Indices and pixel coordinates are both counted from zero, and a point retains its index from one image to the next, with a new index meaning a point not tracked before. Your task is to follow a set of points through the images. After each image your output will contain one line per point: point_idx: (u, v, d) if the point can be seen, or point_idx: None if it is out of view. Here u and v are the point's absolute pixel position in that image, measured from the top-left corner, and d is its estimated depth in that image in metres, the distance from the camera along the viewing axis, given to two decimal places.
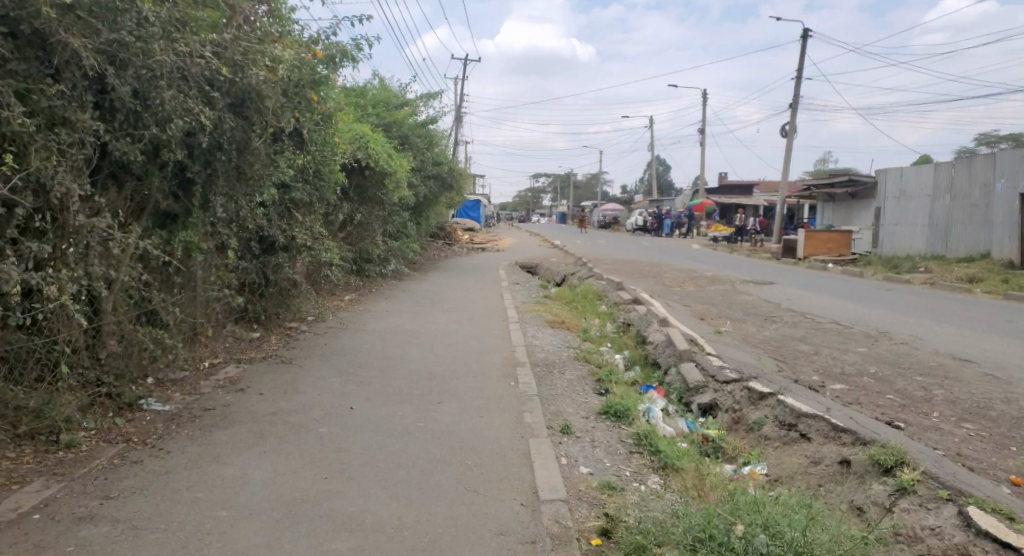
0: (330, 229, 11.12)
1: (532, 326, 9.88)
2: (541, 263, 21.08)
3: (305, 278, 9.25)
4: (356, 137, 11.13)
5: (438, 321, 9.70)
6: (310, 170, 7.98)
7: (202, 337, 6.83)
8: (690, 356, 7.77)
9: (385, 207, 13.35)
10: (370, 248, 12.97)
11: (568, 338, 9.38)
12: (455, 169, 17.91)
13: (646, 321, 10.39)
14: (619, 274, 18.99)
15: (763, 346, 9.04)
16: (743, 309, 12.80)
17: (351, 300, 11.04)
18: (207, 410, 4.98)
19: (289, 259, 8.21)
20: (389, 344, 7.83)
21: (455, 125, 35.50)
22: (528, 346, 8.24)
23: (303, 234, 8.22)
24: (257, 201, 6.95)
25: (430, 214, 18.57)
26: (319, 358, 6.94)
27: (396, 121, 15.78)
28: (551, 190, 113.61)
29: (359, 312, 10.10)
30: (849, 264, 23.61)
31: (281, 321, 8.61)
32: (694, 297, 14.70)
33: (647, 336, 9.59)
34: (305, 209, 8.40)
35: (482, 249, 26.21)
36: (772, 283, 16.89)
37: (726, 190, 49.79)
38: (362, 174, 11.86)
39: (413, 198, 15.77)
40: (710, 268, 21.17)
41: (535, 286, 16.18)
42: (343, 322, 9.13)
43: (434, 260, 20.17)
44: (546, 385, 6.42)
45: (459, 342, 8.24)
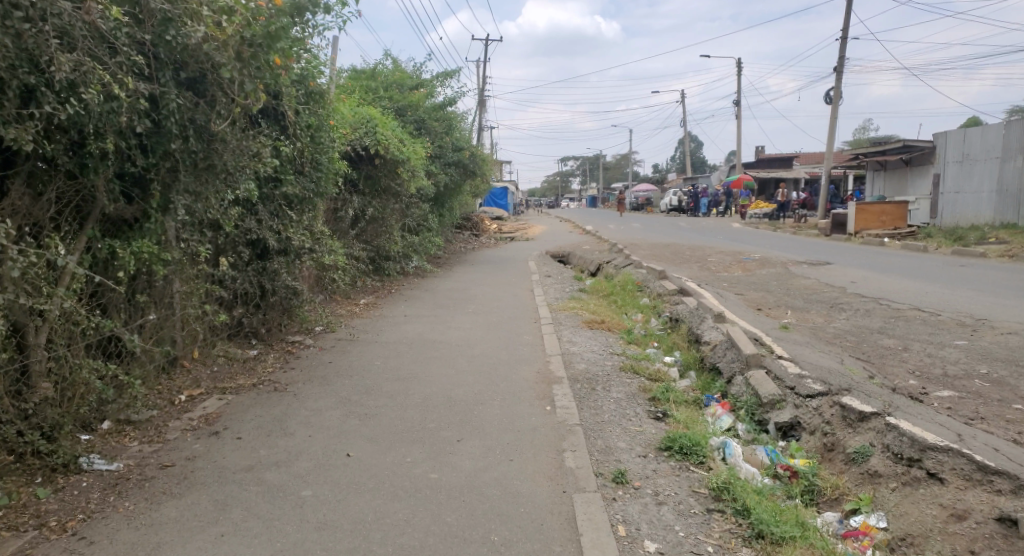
0: (338, 226, 10.16)
1: (568, 328, 8.75)
2: (574, 251, 19.92)
3: (309, 284, 8.26)
4: (357, 124, 10.15)
5: (457, 327, 8.63)
6: (302, 160, 6.95)
7: (185, 363, 5.94)
8: (760, 362, 6.55)
9: (402, 199, 12.31)
10: (388, 245, 11.96)
11: (610, 341, 8.22)
12: (479, 155, 16.80)
13: (698, 318, 9.17)
14: (659, 260, 17.73)
15: (839, 343, 7.77)
16: (804, 296, 11.49)
17: (366, 305, 10.03)
18: (165, 468, 3.91)
19: (289, 266, 7.26)
20: (403, 360, 6.76)
21: (479, 110, 34.33)
22: (565, 355, 7.11)
23: (302, 236, 7.23)
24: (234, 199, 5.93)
25: (454, 204, 17.50)
26: (319, 381, 5.90)
27: (413, 105, 14.69)
28: (581, 174, 111.94)
29: (375, 320, 9.08)
30: (905, 238, 21.98)
31: (284, 338, 7.67)
32: (745, 284, 13.39)
33: (703, 337, 8.37)
34: (304, 207, 7.40)
35: (512, 238, 25.11)
36: (829, 264, 15.45)
37: (765, 164, 47.88)
38: (373, 164, 10.83)
39: (433, 188, 14.75)
40: (754, 249, 19.78)
41: (569, 278, 15.04)
42: (356, 333, 8.10)
43: (461, 253, 19.12)
44: (591, 410, 5.28)
45: (484, 353, 7.14)
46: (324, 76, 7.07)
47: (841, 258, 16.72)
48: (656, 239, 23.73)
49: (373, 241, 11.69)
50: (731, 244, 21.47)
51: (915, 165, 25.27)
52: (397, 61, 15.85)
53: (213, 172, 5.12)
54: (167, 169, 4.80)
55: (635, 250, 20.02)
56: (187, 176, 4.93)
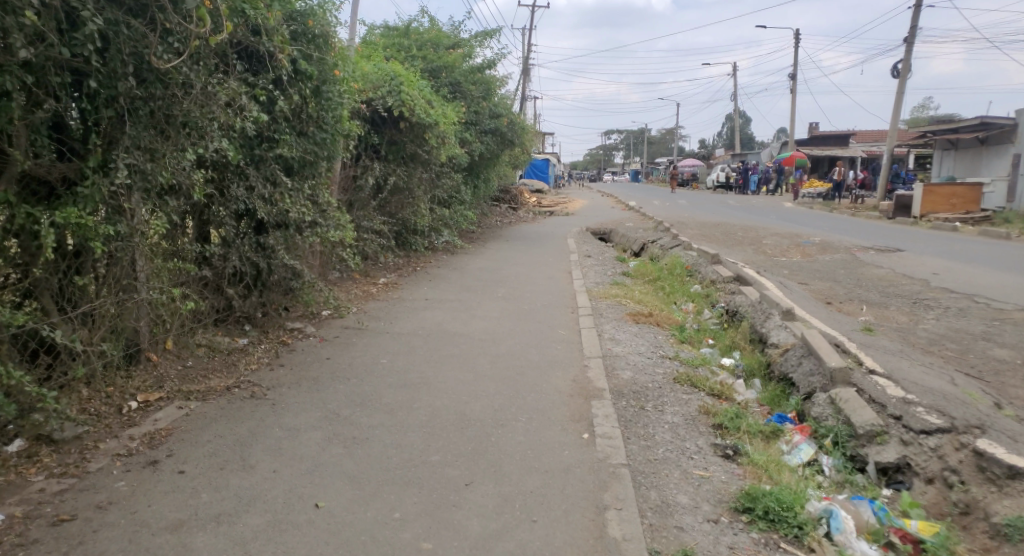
0: (357, 197, 9.25)
1: (611, 321, 7.62)
2: (617, 228, 18.66)
3: (315, 261, 7.22)
4: (378, 83, 9.06)
5: (484, 316, 7.55)
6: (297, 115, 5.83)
7: (152, 358, 4.91)
8: (848, 378, 5.34)
9: (432, 169, 11.21)
10: (413, 218, 10.87)
11: (660, 339, 7.07)
12: (519, 122, 15.58)
13: (762, 314, 7.95)
14: (709, 241, 16.37)
15: (937, 352, 6.53)
16: (880, 289, 10.16)
17: (386, 285, 9.01)
18: (61, 524, 2.89)
19: (289, 242, 6.18)
20: (415, 357, 5.70)
21: (522, 77, 32.80)
22: (607, 359, 6.00)
23: (306, 206, 6.14)
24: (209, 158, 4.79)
25: (491, 175, 16.34)
26: (309, 386, 4.83)
27: (449, 67, 13.52)
28: (624, 147, 109.49)
29: (392, 303, 8.05)
30: (980, 224, 20.22)
31: (281, 324, 6.59)
32: (809, 271, 12.04)
33: (769, 341, 7.17)
34: (309, 173, 6.30)
35: (551, 212, 23.85)
36: (902, 251, 13.97)
37: (819, 141, 45.60)
38: (398, 128, 9.71)
39: (467, 157, 13.62)
40: (811, 231, 18.30)
41: (612, 259, 13.84)
42: (366, 320, 7.05)
43: (496, 228, 18.00)
44: (641, 444, 4.16)
45: (512, 352, 6.04)
46: (330, 17, 5.91)
47: (913, 244, 15.16)
48: (705, 217, 22.24)
49: (396, 213, 10.63)
50: (786, 225, 19.95)
51: (991, 143, 23.29)
52: (433, 19, 14.64)
53: (177, 126, 4.11)
54: (109, 117, 3.74)
55: (681, 229, 18.67)
56: (138, 127, 3.88)
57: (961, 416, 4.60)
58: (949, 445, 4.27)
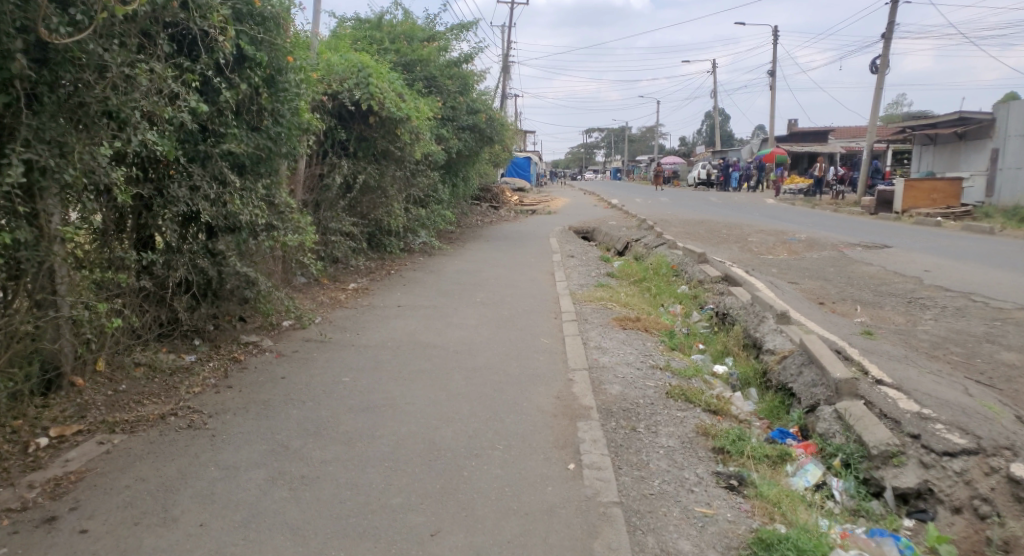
0: (324, 197, 8.71)
1: (595, 327, 7.12)
2: (599, 227, 18.20)
3: (273, 265, 6.63)
4: (343, 75, 8.49)
5: (459, 324, 7.01)
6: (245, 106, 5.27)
7: (77, 382, 4.37)
8: (856, 390, 4.86)
9: (406, 167, 10.65)
10: (387, 219, 10.31)
11: (648, 346, 6.59)
12: (499, 119, 15.05)
13: (755, 318, 7.48)
14: (693, 239, 15.95)
15: (945, 357, 6.10)
16: (873, 288, 9.76)
17: (356, 291, 8.45)
18: None
19: (241, 248, 5.61)
20: (381, 373, 5.17)
21: (501, 74, 32.26)
22: (593, 371, 5.50)
23: (260, 208, 5.57)
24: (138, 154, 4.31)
25: (470, 174, 15.79)
26: (257, 412, 4.27)
27: (423, 61, 12.96)
28: (605, 145, 109.34)
29: (360, 311, 7.49)
30: (964, 219, 20.01)
31: (235, 337, 6.02)
32: (798, 269, 11.64)
33: (764, 347, 6.69)
34: (263, 172, 5.73)
35: (532, 211, 23.35)
36: (889, 247, 13.63)
37: (800, 137, 45.52)
38: (367, 123, 9.14)
39: (444, 155, 13.07)
40: (794, 227, 17.99)
41: (595, 259, 13.35)
42: (330, 331, 6.49)
43: (475, 228, 17.47)
44: (634, 475, 3.66)
45: (489, 365, 5.52)
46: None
47: (899, 239, 14.83)
48: (689, 215, 21.87)
49: (369, 214, 10.05)
50: (770, 222, 19.62)
51: (969, 138, 23.13)
52: (407, 11, 14.05)
53: (94, 116, 3.72)
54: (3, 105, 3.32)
55: (664, 226, 18.26)
56: (42, 117, 3.47)
57: (987, 436, 4.20)
58: (978, 470, 3.91)
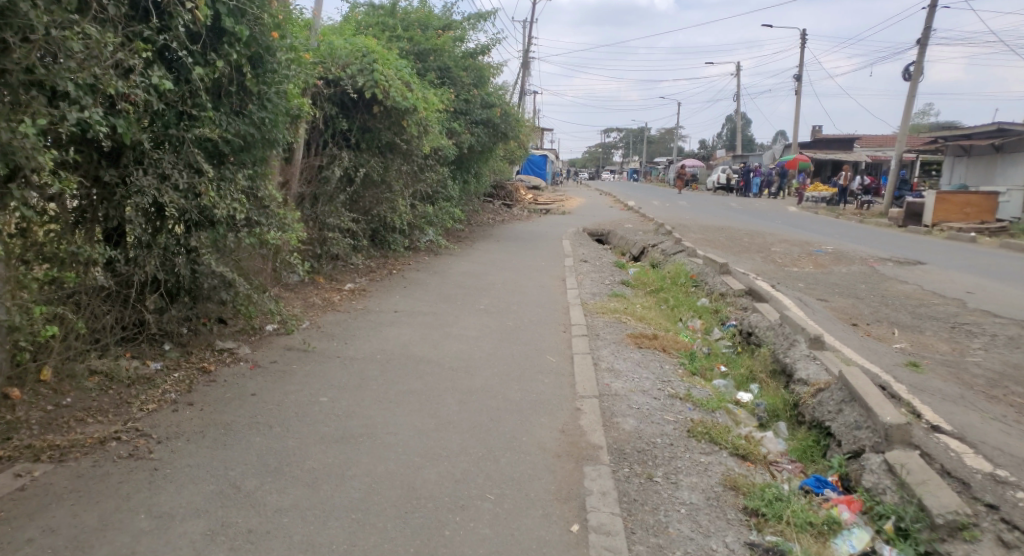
0: (322, 189, 8.27)
1: (608, 344, 6.51)
2: (615, 230, 17.58)
3: (257, 263, 6.07)
4: (346, 60, 7.94)
5: (459, 335, 6.42)
6: (222, 84, 4.73)
7: (13, 395, 3.78)
8: (909, 439, 4.26)
9: (413, 161, 10.09)
10: (390, 216, 9.76)
11: (666, 370, 5.99)
12: (516, 115, 14.43)
13: (785, 342, 6.82)
14: (713, 247, 15.30)
15: (1003, 397, 5.44)
16: (911, 309, 9.07)
17: (352, 293, 7.99)
18: None
19: (218, 245, 5.05)
20: (363, 394, 4.58)
21: (522, 69, 31.71)
22: (606, 400, 4.91)
23: (239, 202, 4.99)
24: (91, 131, 3.75)
25: (483, 170, 15.21)
26: (214, 440, 3.63)
27: (438, 51, 12.42)
28: (624, 146, 108.36)
29: (354, 316, 6.93)
30: (998, 235, 19.17)
31: (211, 343, 5.41)
32: (826, 284, 10.96)
33: (796, 376, 6.04)
34: (246, 161, 5.14)
35: (546, 210, 22.79)
36: (922, 264, 12.91)
37: (824, 145, 44.60)
38: (371, 113, 8.59)
39: (455, 150, 12.50)
40: (819, 238, 17.29)
41: (610, 264, 12.74)
42: (316, 339, 5.90)
43: (487, 226, 16.93)
44: (651, 543, 3.06)
45: (487, 388, 4.91)
46: None
47: (932, 256, 14.10)
48: (708, 221, 21.20)
49: (371, 210, 9.49)
50: (791, 232, 18.93)
51: (1008, 150, 22.33)
52: None
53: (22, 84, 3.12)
54: None
55: (684, 232, 17.63)
56: None
57: None
58: None
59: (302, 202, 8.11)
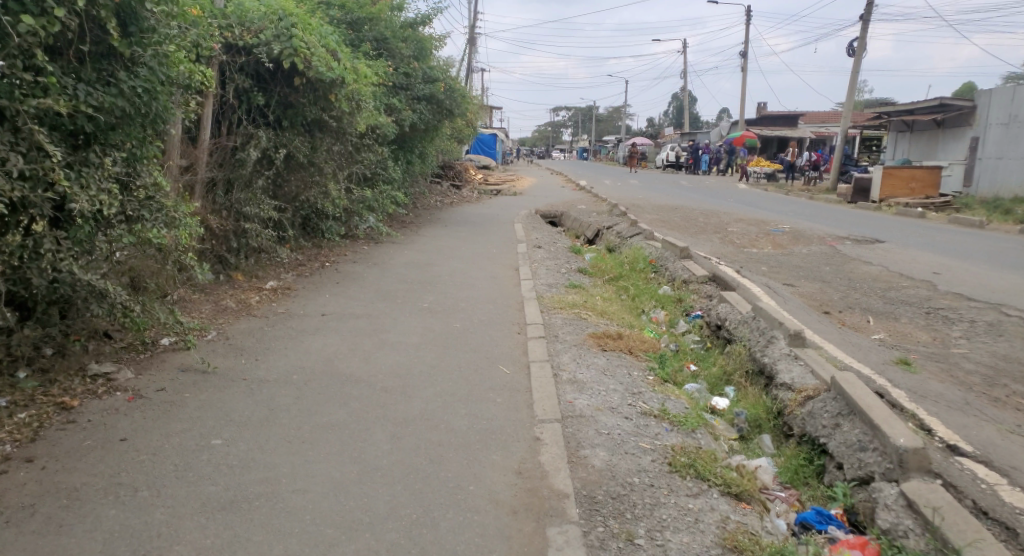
0: (235, 173, 7.25)
1: (568, 348, 5.73)
2: (567, 211, 16.84)
3: (151, 270, 5.22)
4: (258, 24, 6.91)
5: (395, 344, 5.53)
6: (68, 40, 3.85)
7: None
8: (928, 465, 3.51)
9: (348, 142, 9.08)
10: (320, 201, 8.78)
11: (635, 378, 5.26)
12: (461, 90, 13.45)
13: (761, 338, 6.11)
14: (669, 228, 14.71)
15: (1010, 398, 4.84)
16: (883, 293, 8.52)
17: (274, 292, 7.13)
18: None
19: (83, 247, 4.22)
20: (270, 432, 3.82)
21: (468, 47, 30.75)
22: (569, 425, 4.15)
23: (110, 192, 4.18)
24: None
25: (429, 150, 14.25)
26: (47, 521, 2.90)
27: (374, 19, 11.40)
28: (573, 124, 107.76)
29: (273, 324, 5.99)
30: (947, 210, 19.06)
31: (84, 365, 4.61)
32: (790, 266, 10.39)
33: (777, 380, 5.32)
34: (119, 143, 4.27)
35: (496, 191, 21.95)
36: (881, 242, 12.48)
37: (771, 121, 44.65)
38: (292, 86, 7.52)
39: (395, 130, 11.51)
40: (773, 216, 16.85)
41: (564, 249, 11.97)
42: (220, 355, 5.05)
43: (434, 209, 16.00)
44: None
45: (426, 417, 4.13)
46: None
47: (889, 233, 13.71)
48: (662, 199, 20.65)
49: (298, 195, 8.47)
50: (746, 210, 18.51)
51: (947, 126, 22.23)
52: None
53: None
54: None
55: (638, 213, 16.99)
56: None
57: None
58: None
59: (214, 188, 7.20)
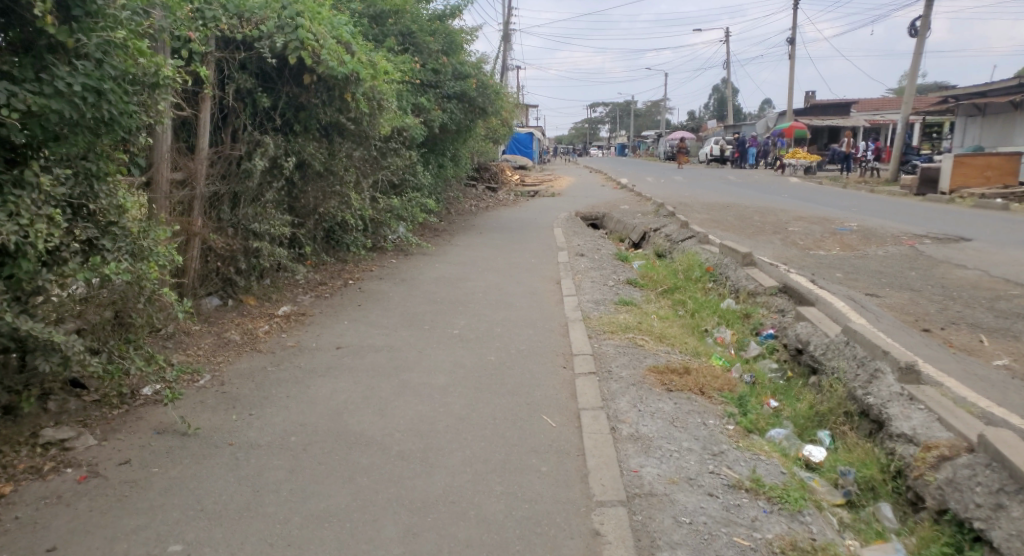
0: (241, 186, 6.39)
1: (627, 389, 4.76)
2: (609, 213, 15.79)
3: (115, 314, 4.08)
4: (259, 13, 6.03)
5: (419, 388, 4.61)
6: None
7: None
8: None
9: (370, 146, 8.24)
10: (341, 213, 7.94)
11: (714, 429, 4.27)
12: (495, 87, 12.52)
13: (863, 373, 5.00)
14: (723, 229, 13.55)
15: None
16: (988, 304, 7.34)
17: (286, 319, 6.32)
18: None
19: (25, 289, 3.30)
20: (247, 529, 2.92)
21: (503, 45, 29.81)
22: (643, 509, 3.20)
23: (53, 218, 3.28)
24: None
25: (461, 151, 13.35)
26: None
27: (399, 12, 10.57)
28: (611, 121, 106.11)
29: (278, 362, 5.10)
30: None
31: (38, 431, 3.58)
32: (867, 272, 9.22)
33: (888, 430, 4.28)
34: (64, 156, 3.39)
35: (533, 193, 20.94)
36: (967, 240, 11.17)
37: (819, 111, 42.74)
38: (302, 85, 6.74)
39: (424, 131, 10.65)
40: (836, 213, 15.57)
41: (609, 256, 10.96)
42: (207, 411, 4.05)
43: (468, 215, 15.09)
44: None
45: (452, 500, 3.21)
46: None
47: (972, 230, 12.37)
48: (710, 197, 19.43)
49: (317, 208, 7.63)
50: (802, 205, 17.25)
51: None
52: None
53: None
54: None
55: (686, 212, 15.87)
56: None
57: None
58: None
59: (218, 203, 6.35)
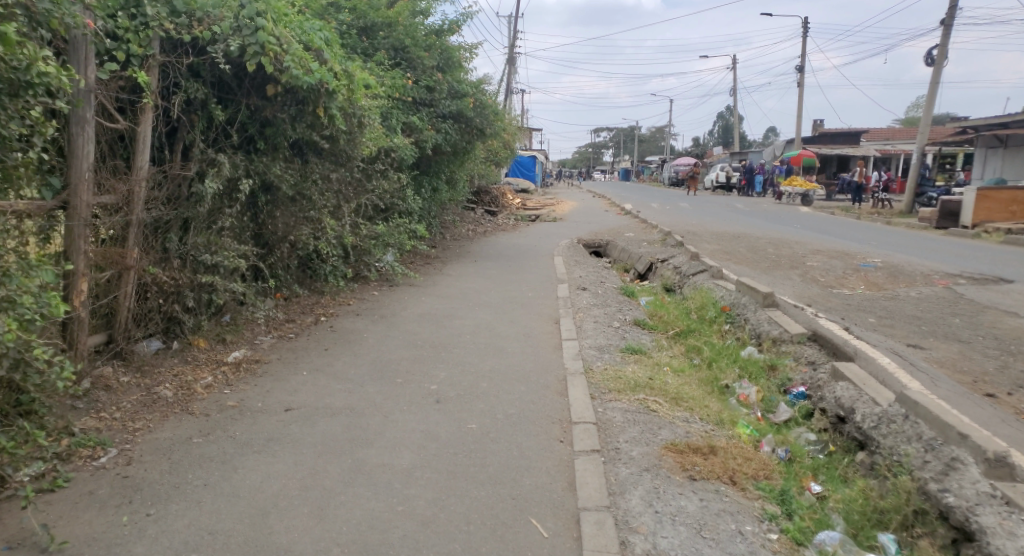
0: (189, 210, 5.44)
1: (640, 477, 3.78)
2: (614, 241, 14.83)
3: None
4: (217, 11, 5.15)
5: (376, 474, 3.65)
6: None
7: None
8: None
9: (351, 166, 7.32)
10: (314, 242, 6.99)
11: (754, 541, 3.28)
12: (494, 107, 11.64)
13: (934, 461, 3.95)
14: (737, 263, 12.58)
15: None
16: None
17: (235, 368, 5.36)
18: None
19: None
20: None
21: (507, 67, 29.06)
22: None
23: None
24: None
25: (458, 174, 12.45)
26: None
27: (391, 24, 9.76)
28: (616, 145, 105.65)
29: (207, 431, 4.14)
30: None
31: None
32: (902, 317, 8.25)
33: (983, 547, 3.29)
34: None
35: (534, 217, 20.02)
36: (1004, 283, 10.21)
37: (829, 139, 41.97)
38: (267, 97, 5.86)
39: (415, 152, 9.75)
40: (855, 247, 14.62)
41: (614, 290, 10.01)
42: (89, 512, 3.13)
43: (464, 241, 14.14)
44: None
45: None
46: None
47: (1008, 270, 11.40)
48: (719, 226, 18.51)
49: (286, 236, 6.71)
50: (818, 238, 16.31)
51: None
52: None
53: None
54: None
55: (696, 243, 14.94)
56: None
57: None
58: None
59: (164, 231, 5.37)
